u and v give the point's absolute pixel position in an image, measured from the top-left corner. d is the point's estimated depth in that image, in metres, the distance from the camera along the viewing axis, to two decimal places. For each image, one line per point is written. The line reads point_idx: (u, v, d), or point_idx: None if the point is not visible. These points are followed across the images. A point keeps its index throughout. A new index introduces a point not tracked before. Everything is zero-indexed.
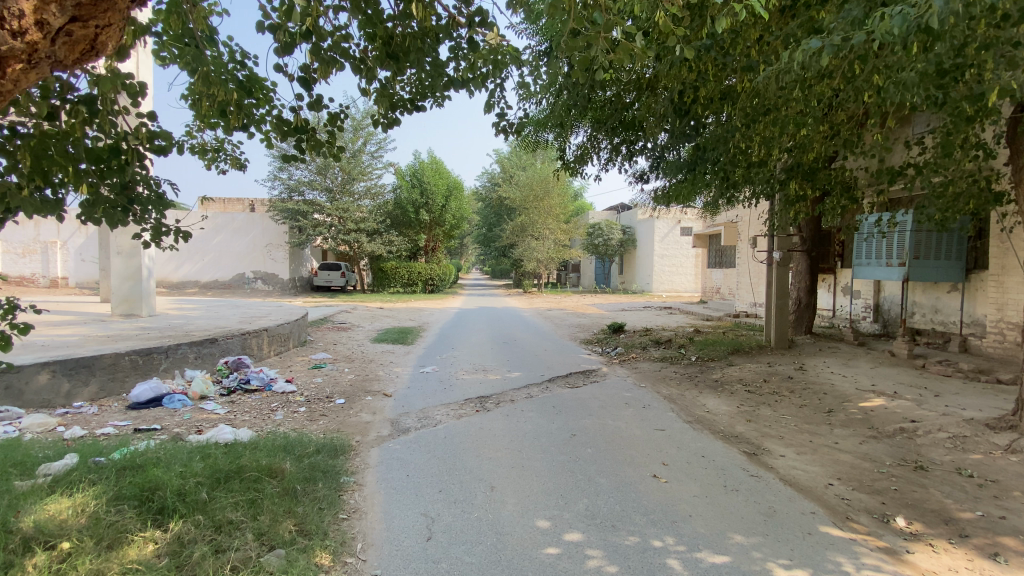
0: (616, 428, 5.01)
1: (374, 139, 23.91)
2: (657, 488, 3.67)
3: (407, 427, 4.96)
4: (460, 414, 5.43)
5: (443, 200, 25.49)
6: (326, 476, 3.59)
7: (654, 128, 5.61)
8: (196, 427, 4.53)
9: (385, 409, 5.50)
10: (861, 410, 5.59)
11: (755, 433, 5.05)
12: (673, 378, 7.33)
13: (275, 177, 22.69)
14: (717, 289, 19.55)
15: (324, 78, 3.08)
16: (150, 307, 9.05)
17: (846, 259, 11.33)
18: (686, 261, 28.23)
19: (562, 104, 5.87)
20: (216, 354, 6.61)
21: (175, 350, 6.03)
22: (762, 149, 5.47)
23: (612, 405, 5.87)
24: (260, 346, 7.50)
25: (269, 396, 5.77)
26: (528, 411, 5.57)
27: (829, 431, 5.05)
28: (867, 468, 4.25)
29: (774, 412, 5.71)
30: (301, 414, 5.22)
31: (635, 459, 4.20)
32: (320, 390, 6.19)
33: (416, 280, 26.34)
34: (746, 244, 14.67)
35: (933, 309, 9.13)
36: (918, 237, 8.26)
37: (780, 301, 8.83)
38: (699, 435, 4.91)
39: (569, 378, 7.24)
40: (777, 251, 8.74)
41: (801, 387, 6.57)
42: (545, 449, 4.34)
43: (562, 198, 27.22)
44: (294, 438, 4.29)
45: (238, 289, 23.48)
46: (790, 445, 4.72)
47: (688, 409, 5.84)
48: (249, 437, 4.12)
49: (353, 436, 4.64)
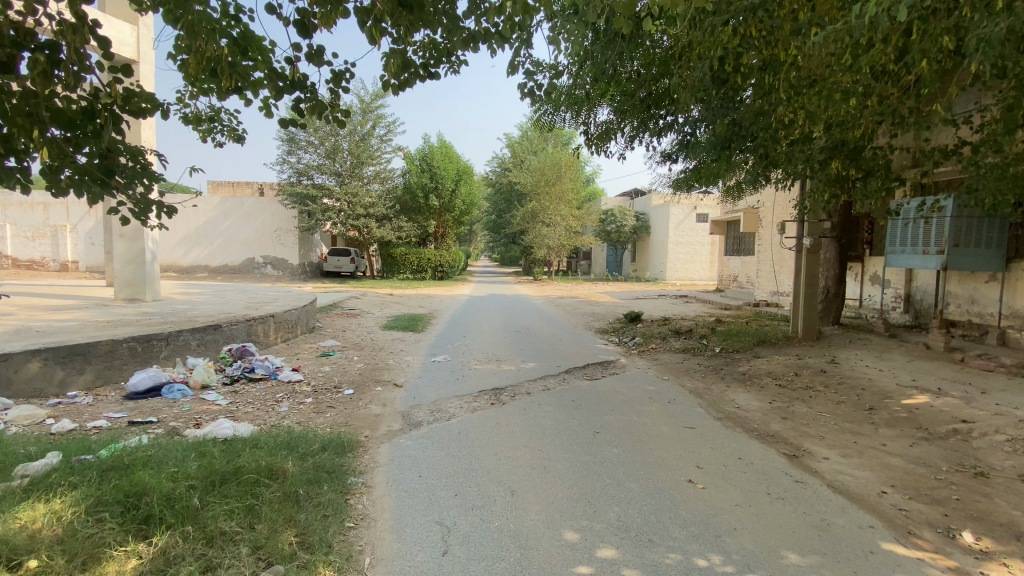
0: (643, 425, 4.67)
1: (383, 122, 23.50)
2: (695, 495, 3.33)
3: (419, 421, 4.64)
4: (474, 407, 5.10)
5: (453, 184, 24.94)
6: (333, 478, 3.28)
7: (687, 101, 5.18)
8: (194, 420, 4.24)
9: (395, 401, 5.19)
10: (905, 408, 5.20)
11: (792, 432, 4.69)
12: (697, 370, 6.96)
13: (283, 161, 22.41)
14: (734, 277, 19.01)
15: (325, 25, 2.72)
16: (155, 292, 8.81)
17: (875, 247, 10.83)
18: (701, 249, 27.65)
19: (586, 76, 5.46)
20: (219, 342, 6.33)
21: (176, 337, 5.76)
22: (805, 125, 5.04)
23: (636, 399, 5.52)
24: (266, 333, 7.22)
25: (274, 386, 5.48)
26: (547, 404, 5.23)
27: (874, 431, 4.66)
28: (922, 474, 3.87)
29: (810, 408, 5.34)
30: (306, 406, 4.92)
31: (668, 461, 3.86)
32: (328, 379, 5.89)
33: (426, 266, 26.02)
34: (767, 231, 14.14)
35: (970, 299, 8.63)
36: (958, 223, 7.75)
37: (809, 291, 8.38)
38: (733, 435, 4.55)
39: (587, 370, 6.90)
40: (807, 238, 8.30)
41: (836, 382, 6.17)
42: (567, 448, 4.02)
43: (574, 184, 26.65)
44: (299, 433, 3.99)
45: (248, 274, 23.33)
46: (833, 447, 4.35)
47: (717, 405, 5.47)
48: (249, 432, 3.83)
49: (361, 431, 4.32)
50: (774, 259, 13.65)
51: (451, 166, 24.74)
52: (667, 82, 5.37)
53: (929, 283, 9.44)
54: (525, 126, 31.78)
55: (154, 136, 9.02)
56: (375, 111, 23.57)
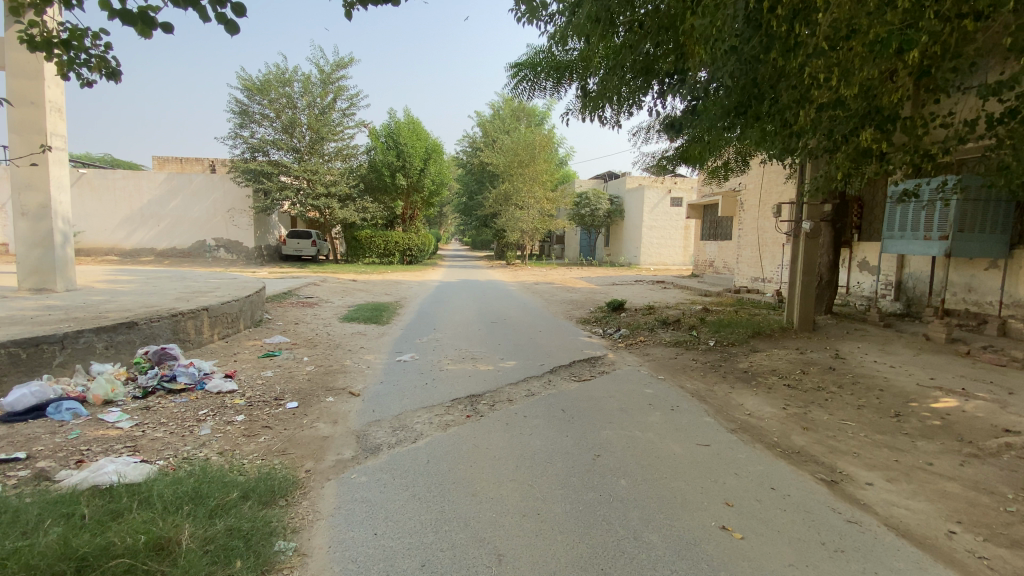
0: (648, 443, 3.90)
1: (345, 94, 22.02)
2: (734, 552, 2.58)
3: (378, 444, 3.74)
4: (446, 423, 4.22)
5: (421, 163, 23.54)
6: (251, 548, 2.36)
7: (705, 52, 4.31)
8: (76, 457, 3.22)
9: (350, 417, 4.25)
10: (936, 415, 4.62)
11: (820, 448, 4.02)
12: (695, 368, 6.24)
13: (235, 135, 20.63)
14: (711, 262, 18.52)
15: None
16: (67, 281, 7.57)
17: (865, 232, 10.38)
18: (675, 232, 27.30)
19: (584, 19, 4.52)
20: (135, 343, 5.22)
21: (76, 338, 4.66)
22: (837, 88, 4.28)
23: (635, 407, 4.75)
24: (198, 330, 6.12)
25: (198, 400, 4.45)
26: (532, 417, 4.39)
27: (912, 447, 4.05)
28: (989, 504, 3.24)
29: (830, 415, 4.70)
30: (236, 427, 3.94)
31: (689, 498, 3.10)
32: (268, 388, 4.88)
33: (394, 250, 24.83)
34: (750, 214, 13.57)
35: (967, 287, 8.19)
36: (965, 206, 7.25)
37: (806, 278, 7.75)
38: (756, 454, 3.82)
39: (573, 369, 6.10)
40: (807, 221, 7.66)
41: (850, 381, 5.54)
42: (564, 482, 3.21)
43: (548, 165, 25.65)
44: (214, 473, 3.04)
45: (199, 258, 21.69)
46: (874, 469, 3.69)
47: (726, 412, 4.75)
48: (146, 474, 2.89)
49: (301, 464, 3.39)
50: (757, 243, 13.11)
51: (418, 143, 23.32)
52: (682, 28, 4.49)
53: (924, 270, 9.00)
54: (497, 104, 30.68)
55: (63, 97, 7.58)
56: (336, 83, 22.05)
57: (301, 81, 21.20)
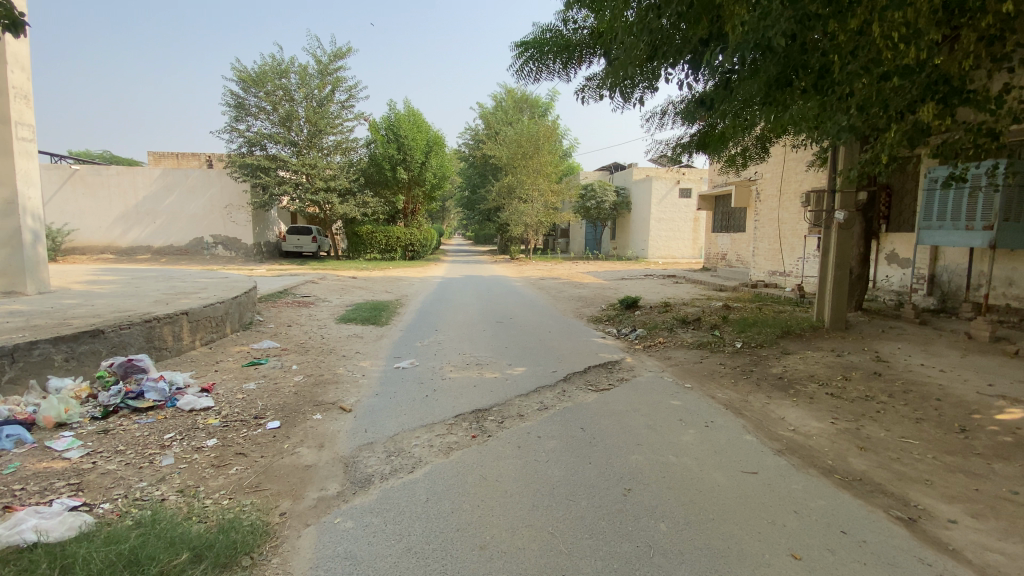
0: (686, 472, 3.32)
1: (343, 86, 21.47)
2: None
3: (369, 475, 3.19)
4: (449, 446, 3.65)
5: (422, 156, 22.84)
6: None
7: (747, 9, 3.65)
8: (3, 500, 2.68)
9: (337, 440, 3.70)
10: (1009, 430, 4.02)
11: (885, 475, 3.44)
12: (724, 374, 5.65)
13: (231, 129, 20.07)
14: (723, 255, 17.85)
15: None
16: (38, 283, 7.04)
17: (894, 222, 9.73)
18: (685, 224, 26.62)
19: None
20: (101, 353, 4.67)
21: (30, 350, 4.12)
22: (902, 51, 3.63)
23: (663, 424, 4.17)
24: (176, 336, 5.58)
25: (167, 421, 3.91)
26: (549, 437, 3.82)
27: (992, 472, 3.46)
28: None
29: (888, 432, 4.11)
30: (205, 454, 3.40)
31: (745, 549, 2.52)
32: (248, 405, 4.32)
33: (395, 245, 24.26)
34: (767, 205, 12.88)
35: (1010, 280, 7.58)
36: (1013, 193, 6.64)
37: (839, 272, 7.11)
38: (813, 483, 3.25)
39: (589, 376, 5.53)
40: (840, 211, 7.02)
41: (900, 389, 4.95)
42: (591, 529, 2.64)
43: (553, 157, 24.99)
44: (166, 522, 2.49)
45: (197, 255, 21.19)
46: (954, 502, 3.11)
47: (767, 428, 4.17)
48: (80, 530, 2.36)
49: (275, 504, 2.84)
50: (776, 235, 12.47)
51: (420, 136, 22.59)
52: None
53: (960, 263, 8.37)
54: (500, 96, 30.19)
55: (31, 83, 7.04)
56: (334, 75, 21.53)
57: (297, 72, 20.66)
